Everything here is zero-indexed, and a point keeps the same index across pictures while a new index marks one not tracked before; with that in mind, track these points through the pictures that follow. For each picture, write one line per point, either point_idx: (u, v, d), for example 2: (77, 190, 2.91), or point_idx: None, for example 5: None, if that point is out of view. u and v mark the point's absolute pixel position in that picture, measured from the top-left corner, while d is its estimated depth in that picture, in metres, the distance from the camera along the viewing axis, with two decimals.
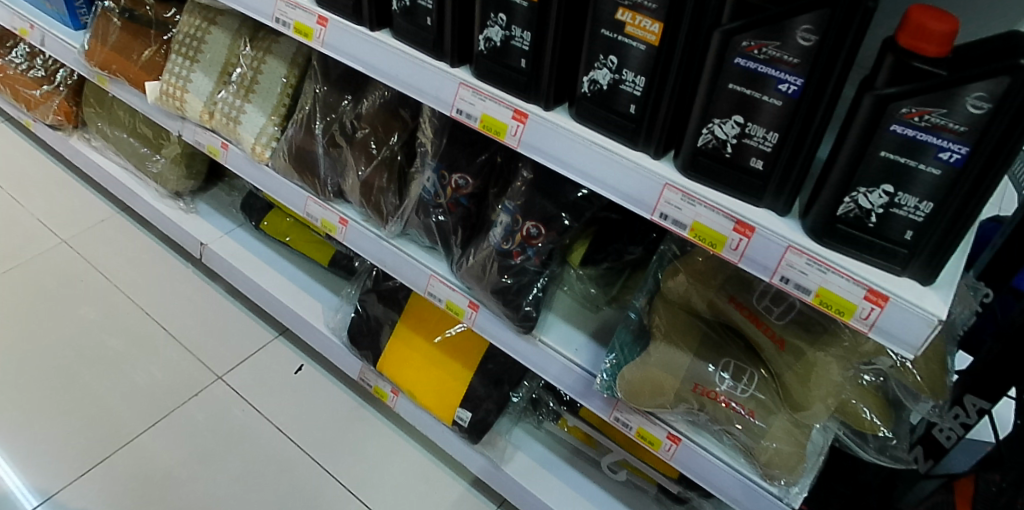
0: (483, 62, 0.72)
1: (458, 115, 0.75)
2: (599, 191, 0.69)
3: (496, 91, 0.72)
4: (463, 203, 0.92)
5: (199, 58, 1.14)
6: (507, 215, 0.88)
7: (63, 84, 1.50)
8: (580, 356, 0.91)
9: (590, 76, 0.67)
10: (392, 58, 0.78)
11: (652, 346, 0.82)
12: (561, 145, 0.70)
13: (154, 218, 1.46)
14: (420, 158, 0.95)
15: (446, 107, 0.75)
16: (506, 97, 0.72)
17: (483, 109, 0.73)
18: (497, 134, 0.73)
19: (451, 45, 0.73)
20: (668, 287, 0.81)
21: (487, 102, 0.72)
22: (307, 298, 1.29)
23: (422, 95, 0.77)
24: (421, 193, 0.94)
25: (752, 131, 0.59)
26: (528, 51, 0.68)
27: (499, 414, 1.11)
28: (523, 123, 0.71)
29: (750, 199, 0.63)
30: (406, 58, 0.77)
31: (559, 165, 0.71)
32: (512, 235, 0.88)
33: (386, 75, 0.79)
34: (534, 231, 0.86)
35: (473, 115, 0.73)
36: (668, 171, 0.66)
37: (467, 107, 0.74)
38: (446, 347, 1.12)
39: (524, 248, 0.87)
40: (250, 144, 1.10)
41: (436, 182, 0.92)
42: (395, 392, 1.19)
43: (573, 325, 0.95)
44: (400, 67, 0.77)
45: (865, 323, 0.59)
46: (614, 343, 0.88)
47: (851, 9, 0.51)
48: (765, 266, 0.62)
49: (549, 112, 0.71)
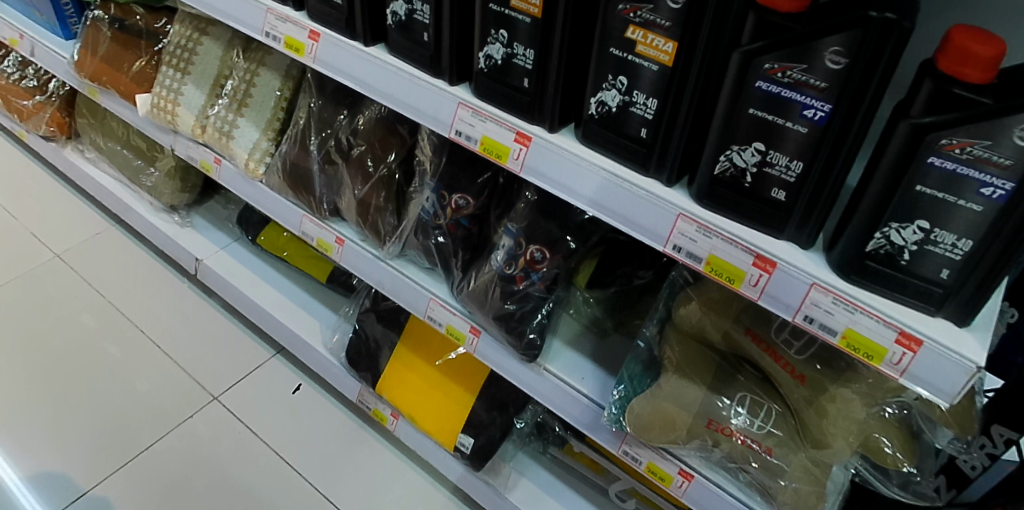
0: (484, 81, 0.68)
1: (456, 136, 0.70)
2: (607, 220, 0.65)
3: (498, 111, 0.68)
4: (464, 224, 0.88)
5: (190, 70, 1.11)
6: (509, 238, 0.84)
7: (55, 95, 1.47)
8: (587, 386, 0.86)
9: (598, 98, 0.62)
10: (386, 76, 0.73)
11: (663, 378, 0.77)
12: (566, 170, 0.65)
13: (149, 231, 1.42)
14: (418, 176, 0.90)
15: (445, 128, 0.71)
16: (508, 118, 0.67)
17: (483, 131, 0.68)
18: (499, 158, 0.68)
19: (450, 63, 0.69)
20: (680, 316, 0.76)
21: (487, 123, 0.68)
22: (305, 315, 1.25)
23: (418, 115, 0.72)
24: (420, 213, 0.90)
25: (774, 159, 0.55)
26: (532, 70, 0.64)
27: (503, 440, 1.06)
28: (526, 146, 0.66)
29: (770, 231, 0.58)
30: (402, 75, 0.72)
31: (564, 191, 0.66)
32: (515, 260, 0.83)
33: (381, 93, 0.74)
34: (538, 255, 0.82)
35: (473, 137, 0.69)
36: (682, 199, 0.61)
37: (466, 129, 0.69)
38: (447, 370, 1.08)
39: (527, 273, 0.83)
40: (244, 160, 1.06)
41: (435, 203, 0.88)
42: (394, 415, 1.15)
43: (580, 352, 0.90)
44: (395, 85, 0.73)
45: (896, 368, 0.55)
46: (623, 373, 0.83)
47: (885, 30, 0.47)
48: (787, 304, 0.58)
49: (553, 134, 0.66)
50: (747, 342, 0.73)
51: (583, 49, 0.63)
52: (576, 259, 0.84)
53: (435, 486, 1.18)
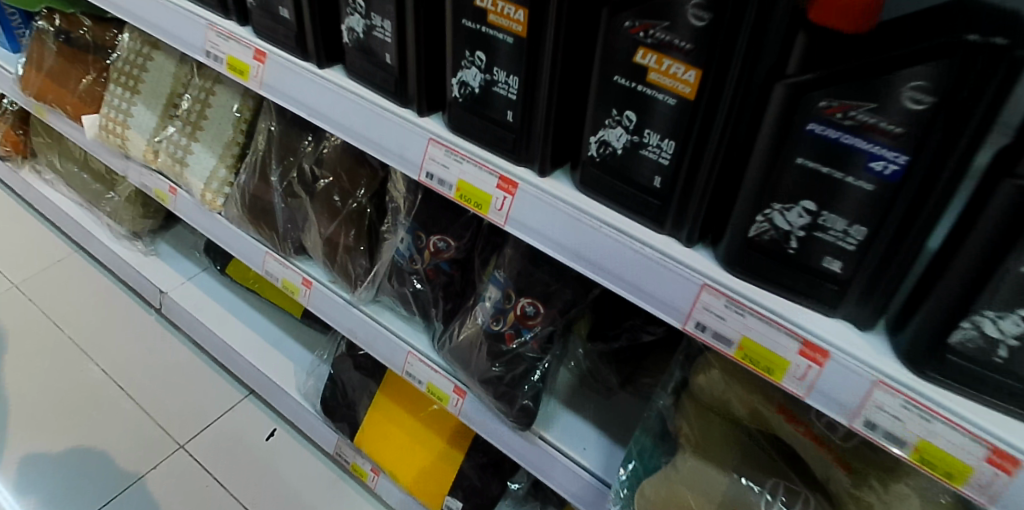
0: (459, 113, 0.55)
1: (427, 179, 0.58)
2: (611, 286, 0.52)
3: (476, 149, 0.56)
4: (445, 271, 0.76)
5: (139, 89, 1.00)
6: (495, 289, 0.72)
7: (8, 111, 1.35)
8: (588, 458, 0.73)
9: (600, 136, 0.50)
10: (343, 105, 0.61)
11: (679, 457, 0.64)
12: (560, 225, 0.53)
13: (110, 260, 1.30)
14: (391, 213, 0.78)
15: (413, 169, 0.59)
16: (488, 158, 0.55)
17: (459, 174, 0.56)
18: (478, 207, 0.56)
19: (418, 91, 0.57)
20: (701, 386, 0.64)
21: (464, 165, 0.56)
22: (276, 355, 1.13)
23: (383, 153, 0.60)
24: (394, 257, 0.78)
25: (829, 221, 0.42)
26: (516, 101, 0.51)
27: (495, 503, 0.94)
28: (511, 194, 0.54)
29: (820, 308, 0.46)
30: (362, 105, 0.60)
31: (557, 250, 0.54)
32: (502, 315, 0.71)
33: (339, 126, 0.62)
34: (530, 309, 0.69)
35: (446, 181, 0.57)
36: (706, 264, 0.48)
37: (439, 171, 0.57)
38: (432, 423, 0.96)
39: (518, 331, 0.71)
40: (199, 190, 0.95)
41: (410, 246, 0.76)
42: (375, 470, 1.03)
43: (580, 415, 0.78)
44: (354, 116, 0.61)
45: (984, 492, 0.42)
46: (631, 447, 0.70)
47: (991, 60, 0.34)
48: (843, 403, 0.45)
49: (544, 179, 0.54)
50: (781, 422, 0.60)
51: (579, 75, 0.50)
52: (575, 313, 0.71)
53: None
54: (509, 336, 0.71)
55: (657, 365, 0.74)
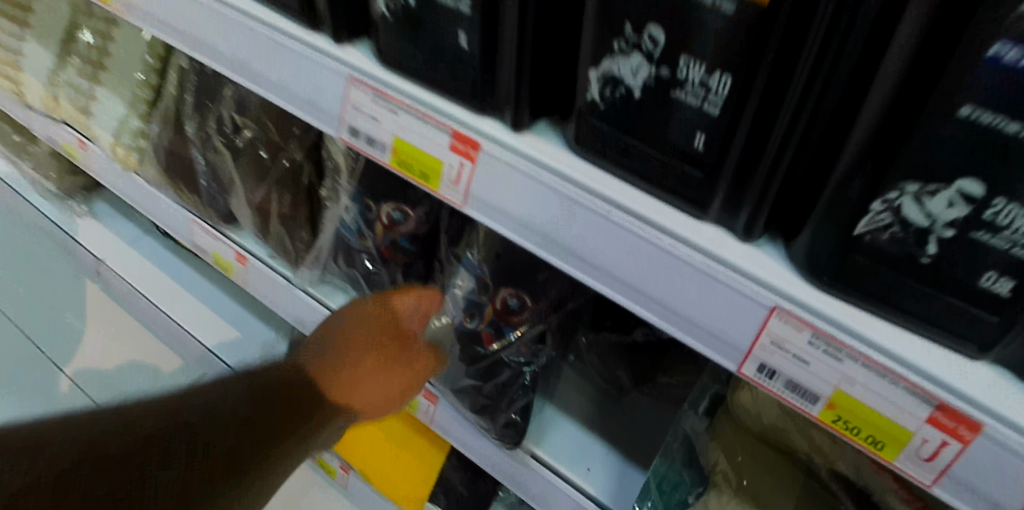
0: (388, 35, 0.36)
1: (352, 137, 0.40)
2: (624, 300, 0.35)
3: (419, 91, 0.37)
4: (403, 249, 0.58)
5: (31, 20, 0.81)
6: (467, 276, 0.53)
7: None
8: (595, 483, 0.56)
9: (606, 70, 0.31)
10: (232, 32, 0.42)
11: (715, 500, 0.45)
12: (546, 206, 0.35)
13: (44, 223, 1.14)
14: (331, 173, 0.59)
15: (332, 122, 0.40)
16: (436, 104, 0.37)
17: (395, 129, 0.38)
18: (426, 179, 0.38)
19: (329, 6, 0.38)
20: (741, 406, 0.46)
21: (401, 116, 0.37)
22: (229, 331, 0.97)
23: (290, 100, 0.42)
24: (337, 231, 0.59)
25: (1005, 218, 0.24)
26: (469, 17, 0.33)
27: None
28: (469, 160, 0.36)
29: (966, 350, 0.28)
30: (254, 30, 0.41)
31: (545, 242, 0.36)
32: (477, 310, 0.53)
33: (230, 62, 0.44)
34: (513, 302, 0.52)
35: (378, 141, 0.38)
36: (774, 271, 0.31)
37: (366, 125, 0.39)
38: (408, 419, 0.77)
39: (498, 332, 0.53)
40: (109, 144, 0.77)
41: (357, 217, 0.57)
42: (345, 468, 0.88)
43: (585, 425, 0.60)
44: (245, 46, 0.42)
45: None
46: (653, 474, 0.52)
47: None
48: (999, 505, 0.28)
49: (521, 136, 0.35)
50: (855, 458, 0.42)
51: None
52: (573, 305, 0.54)
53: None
54: (488, 338, 0.53)
55: (678, 368, 0.57)
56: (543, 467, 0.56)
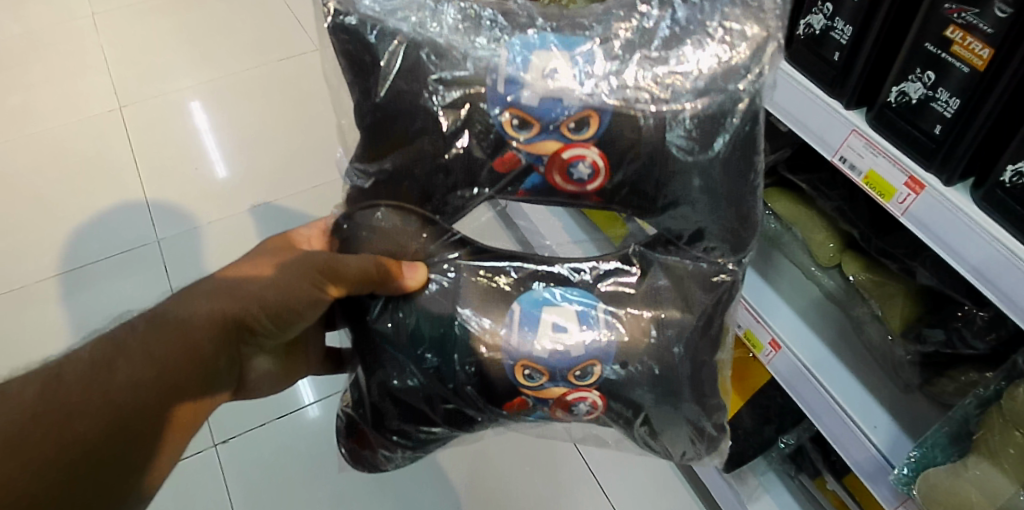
0: (886, 114, 0.66)
1: (839, 161, 0.72)
2: (982, 288, 0.63)
3: (895, 148, 0.67)
4: (520, 180, 0.60)
5: None
6: (580, 347, 0.58)
7: None
8: (879, 437, 0.81)
9: (1017, 166, 0.57)
10: (797, 98, 0.75)
11: (973, 459, 0.69)
12: (952, 228, 0.64)
13: None
14: (772, 215, 0.98)
15: (830, 151, 0.73)
16: (904, 157, 0.66)
17: (872, 164, 0.68)
18: (882, 195, 0.68)
19: (855, 90, 0.69)
20: (1013, 403, 0.67)
21: (879, 158, 0.68)
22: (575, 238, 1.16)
23: (805, 131, 0.75)
24: (519, 45, 0.56)
25: None
26: (950, 119, 0.61)
27: (760, 453, 0.99)
28: (916, 193, 0.65)
29: None
30: (800, 90, 0.74)
31: (943, 249, 0.65)
32: (545, 376, 0.58)
33: (777, 106, 0.77)
34: (582, 377, 0.59)
35: (858, 167, 0.70)
36: None
37: (853, 157, 0.70)
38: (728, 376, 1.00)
39: (533, 405, 0.61)
40: None
41: (557, 97, 0.54)
42: None
43: (877, 401, 0.84)
44: (792, 100, 0.75)
45: None
46: (924, 437, 0.76)
47: None
48: None
49: (948, 188, 0.63)
50: None
51: None
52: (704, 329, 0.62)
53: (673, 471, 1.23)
54: (518, 401, 0.60)
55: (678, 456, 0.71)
56: (825, 392, 0.85)
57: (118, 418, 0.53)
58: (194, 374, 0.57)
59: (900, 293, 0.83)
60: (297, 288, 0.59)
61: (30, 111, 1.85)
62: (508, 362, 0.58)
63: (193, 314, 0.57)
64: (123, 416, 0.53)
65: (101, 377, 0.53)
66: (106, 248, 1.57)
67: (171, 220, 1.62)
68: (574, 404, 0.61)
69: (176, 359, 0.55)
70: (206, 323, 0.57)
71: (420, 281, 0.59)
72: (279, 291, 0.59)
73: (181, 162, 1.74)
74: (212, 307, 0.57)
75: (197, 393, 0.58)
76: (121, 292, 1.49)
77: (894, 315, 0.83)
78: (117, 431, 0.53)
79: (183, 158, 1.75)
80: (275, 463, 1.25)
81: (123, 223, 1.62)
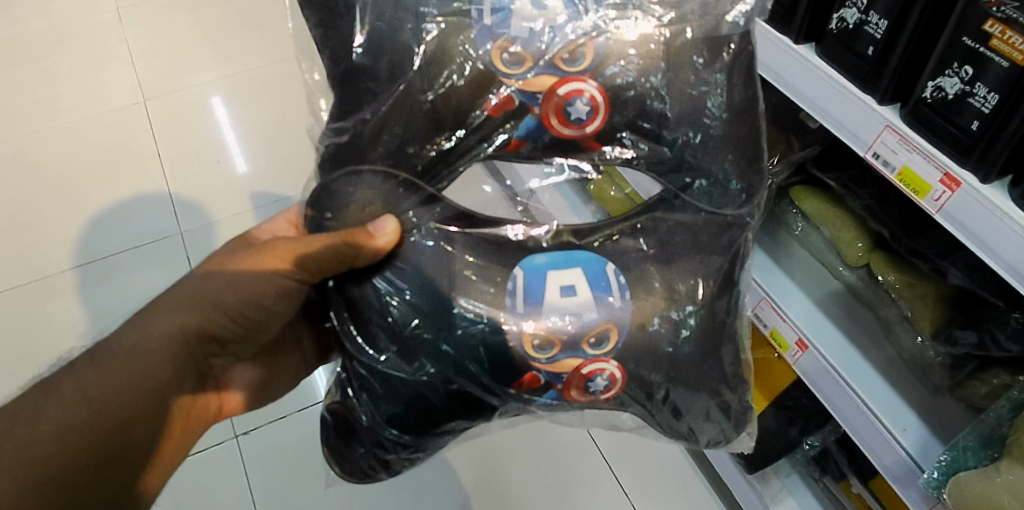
0: (921, 109, 0.65)
1: (872, 157, 0.71)
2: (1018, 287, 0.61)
3: (930, 145, 0.66)
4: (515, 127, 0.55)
5: None
6: (591, 307, 0.53)
7: None
8: (907, 440, 0.79)
9: None
10: (827, 92, 0.74)
11: (1006, 463, 0.67)
12: (988, 225, 0.62)
13: None
14: (798, 214, 0.97)
15: (862, 147, 0.72)
16: (939, 154, 0.65)
17: (906, 160, 0.67)
18: (916, 192, 0.67)
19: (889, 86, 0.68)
20: None
21: (913, 154, 0.66)
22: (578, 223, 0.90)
23: (836, 126, 0.74)
24: None
25: None
26: (987, 115, 0.59)
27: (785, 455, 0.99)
28: (951, 190, 0.64)
29: None
30: (832, 86, 0.73)
31: (979, 246, 0.64)
32: (559, 344, 0.53)
33: (805, 99, 0.76)
34: (598, 343, 0.53)
35: (891, 164, 0.68)
36: None
37: (886, 153, 0.69)
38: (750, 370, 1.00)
39: (547, 385, 0.55)
40: None
41: (559, 28, 0.52)
42: None
43: (905, 401, 0.83)
44: (822, 93, 0.74)
45: None
46: (956, 440, 0.74)
47: None
48: None
49: (986, 185, 0.62)
50: None
51: None
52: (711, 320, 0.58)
53: (696, 473, 1.23)
54: (531, 379, 0.54)
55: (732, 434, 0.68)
56: (850, 392, 0.84)
57: (55, 470, 0.53)
58: (144, 404, 0.56)
59: (933, 295, 0.82)
60: (258, 280, 0.57)
61: (56, 104, 1.87)
62: (516, 331, 0.53)
63: (141, 342, 0.56)
64: (55, 464, 0.53)
65: (25, 437, 0.53)
66: (128, 240, 1.59)
67: (194, 212, 1.64)
68: (591, 378, 0.55)
69: (125, 399, 0.55)
70: (156, 343, 0.57)
71: (391, 238, 0.54)
72: (236, 292, 0.58)
73: (200, 156, 1.75)
74: (169, 326, 0.57)
75: (159, 428, 0.59)
76: (143, 283, 1.51)
77: (923, 318, 0.82)
78: (61, 481, 0.54)
79: (203, 152, 1.76)
80: (292, 455, 1.25)
81: (145, 215, 1.64)
